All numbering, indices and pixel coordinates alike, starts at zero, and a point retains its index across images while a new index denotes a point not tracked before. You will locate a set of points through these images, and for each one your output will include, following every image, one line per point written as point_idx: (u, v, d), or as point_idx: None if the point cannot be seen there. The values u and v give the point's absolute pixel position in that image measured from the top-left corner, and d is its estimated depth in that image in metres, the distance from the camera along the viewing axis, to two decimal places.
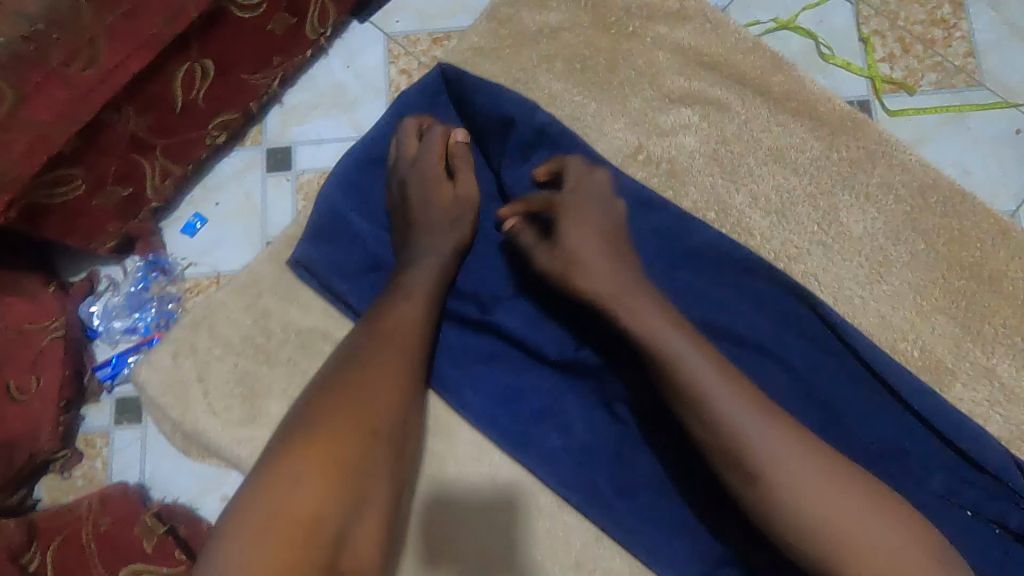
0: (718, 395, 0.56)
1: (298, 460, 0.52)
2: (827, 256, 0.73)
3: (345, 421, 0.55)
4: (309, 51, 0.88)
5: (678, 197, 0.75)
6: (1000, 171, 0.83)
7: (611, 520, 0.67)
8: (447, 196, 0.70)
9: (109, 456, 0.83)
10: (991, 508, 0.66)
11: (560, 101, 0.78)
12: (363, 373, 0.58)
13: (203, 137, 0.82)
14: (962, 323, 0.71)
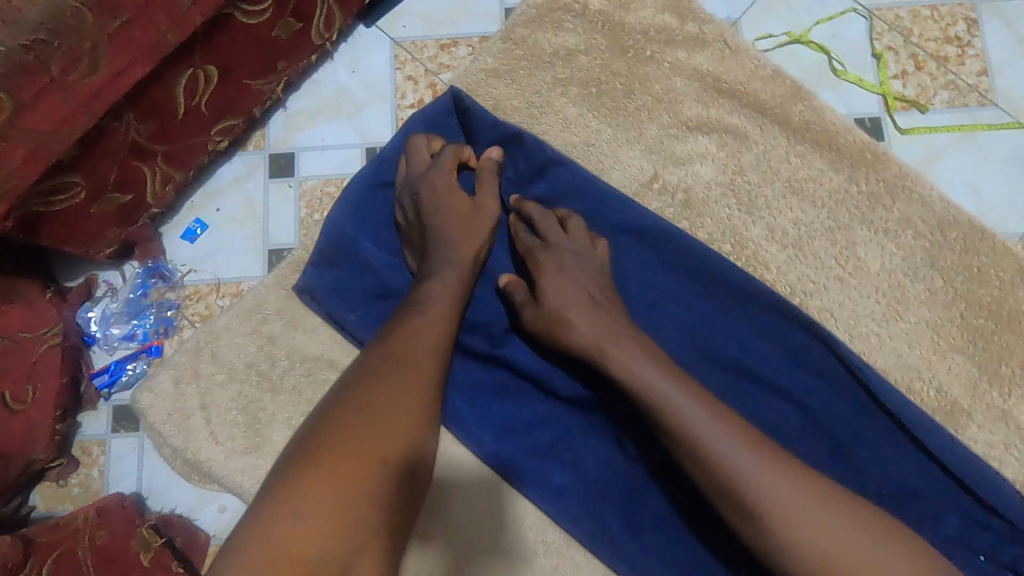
0: (693, 417, 0.56)
1: (300, 491, 0.50)
2: (843, 292, 0.72)
3: (348, 449, 0.52)
4: (314, 55, 0.85)
5: (694, 228, 0.74)
6: (1011, 194, 0.81)
7: (620, 560, 0.66)
8: (458, 218, 0.68)
9: (106, 465, 0.81)
10: (1006, 553, 0.64)
11: (574, 125, 0.76)
12: (370, 397, 0.56)
13: (205, 142, 0.80)
14: (979, 363, 0.70)
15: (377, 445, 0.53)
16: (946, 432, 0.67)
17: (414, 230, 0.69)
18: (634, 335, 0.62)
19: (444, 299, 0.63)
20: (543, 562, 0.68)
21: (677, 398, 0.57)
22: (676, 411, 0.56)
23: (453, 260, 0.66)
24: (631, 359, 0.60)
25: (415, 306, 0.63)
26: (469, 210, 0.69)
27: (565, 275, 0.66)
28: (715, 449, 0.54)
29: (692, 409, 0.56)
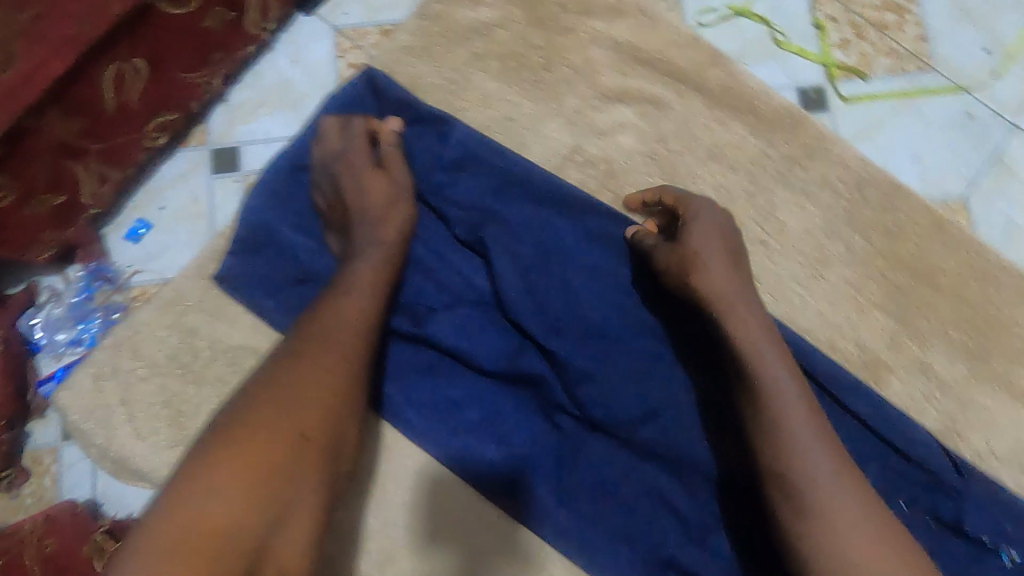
0: (786, 400, 0.57)
1: (217, 464, 0.47)
2: (766, 254, 0.72)
3: (275, 424, 0.50)
4: (255, 46, 0.82)
5: (617, 198, 0.73)
6: (950, 157, 0.82)
7: (550, 528, 0.67)
8: (379, 196, 0.67)
9: (60, 472, 0.76)
10: (924, 500, 0.66)
11: (494, 100, 0.75)
12: (303, 374, 0.54)
13: (141, 140, 0.77)
14: (898, 318, 0.71)
15: (301, 422, 0.51)
16: (866, 387, 0.68)
17: (333, 212, 0.69)
18: (746, 308, 0.62)
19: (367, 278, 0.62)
20: (474, 540, 0.67)
21: (780, 382, 0.57)
22: (774, 391, 0.57)
23: (370, 239, 0.65)
24: (751, 336, 0.60)
25: (336, 288, 0.62)
26: (387, 188, 0.68)
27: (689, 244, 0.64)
28: (791, 432, 0.55)
29: (784, 389, 0.57)
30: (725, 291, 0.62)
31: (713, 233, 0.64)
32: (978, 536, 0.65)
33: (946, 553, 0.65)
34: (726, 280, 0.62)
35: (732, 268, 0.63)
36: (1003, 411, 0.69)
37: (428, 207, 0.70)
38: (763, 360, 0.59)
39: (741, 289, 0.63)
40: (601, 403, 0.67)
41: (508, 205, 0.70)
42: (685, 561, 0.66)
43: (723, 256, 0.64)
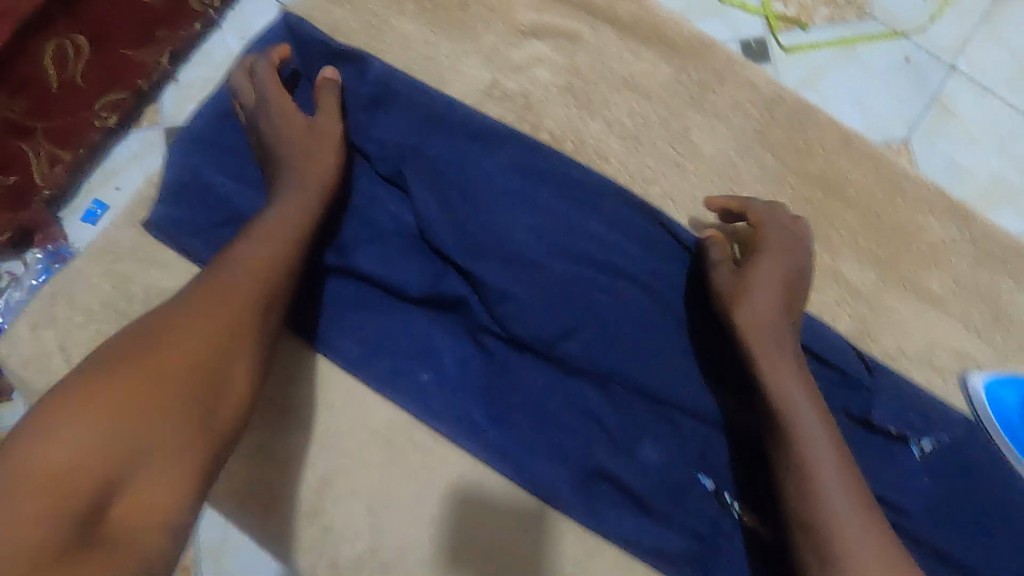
0: (818, 444, 0.58)
1: (63, 408, 0.45)
2: (682, 176, 0.75)
3: (141, 363, 0.49)
4: (201, 23, 0.87)
5: (535, 130, 0.75)
6: (890, 102, 0.93)
7: (482, 447, 0.69)
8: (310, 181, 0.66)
9: None
10: (837, 397, 0.69)
11: (413, 41, 0.77)
12: (180, 317, 0.53)
13: (89, 119, 0.83)
14: (808, 230, 0.74)
15: (166, 368, 0.50)
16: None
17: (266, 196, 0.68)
18: (785, 348, 0.63)
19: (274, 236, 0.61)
20: (411, 460, 0.70)
21: (811, 424, 0.59)
22: (807, 431, 0.59)
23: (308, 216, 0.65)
24: (785, 383, 0.61)
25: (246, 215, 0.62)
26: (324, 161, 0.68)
27: (753, 271, 0.65)
28: (819, 472, 0.57)
29: (817, 436, 0.59)
30: (773, 328, 0.63)
31: (777, 266, 0.65)
32: (884, 427, 0.68)
33: (857, 446, 0.68)
34: (779, 321, 0.63)
35: (785, 303, 0.64)
36: (911, 312, 0.72)
37: (352, 145, 0.72)
38: (797, 401, 0.60)
39: (785, 329, 0.63)
40: (523, 320, 0.69)
41: (430, 139, 0.72)
42: (614, 469, 0.68)
43: (780, 290, 0.64)
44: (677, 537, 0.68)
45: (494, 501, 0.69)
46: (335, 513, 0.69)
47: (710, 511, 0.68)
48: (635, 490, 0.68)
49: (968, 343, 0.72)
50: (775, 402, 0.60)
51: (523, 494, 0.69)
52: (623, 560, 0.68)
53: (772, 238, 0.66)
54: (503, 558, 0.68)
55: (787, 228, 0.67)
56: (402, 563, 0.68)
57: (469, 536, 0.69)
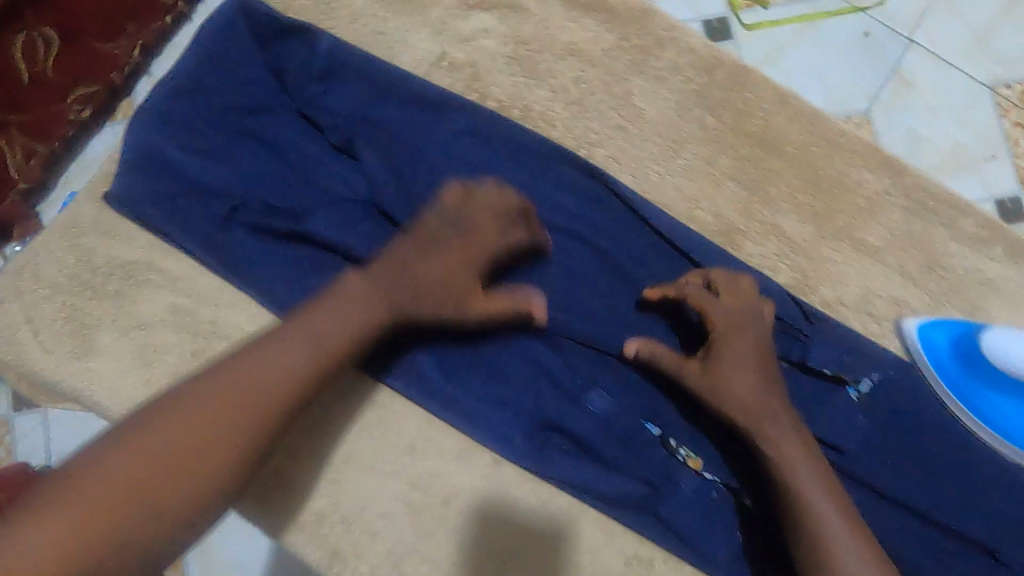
0: (825, 511, 0.62)
1: (75, 492, 0.51)
2: (626, 139, 0.77)
3: (155, 446, 0.54)
4: (171, 18, 0.96)
5: (483, 98, 0.78)
6: (849, 75, 1.01)
7: (437, 403, 0.72)
8: (450, 269, 0.65)
9: (13, 441, 0.97)
10: (778, 345, 0.72)
11: (363, 15, 0.79)
12: (207, 398, 0.56)
13: (63, 113, 0.94)
14: (748, 186, 0.77)
15: (174, 471, 0.53)
16: (719, 249, 0.74)
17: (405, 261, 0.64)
18: (790, 420, 0.66)
19: (311, 324, 0.60)
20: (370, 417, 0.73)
21: (814, 497, 0.63)
22: (811, 502, 0.63)
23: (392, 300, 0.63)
24: (789, 455, 0.65)
25: None
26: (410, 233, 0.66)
27: (724, 361, 0.67)
28: (827, 541, 0.61)
29: (820, 500, 0.63)
30: (757, 406, 0.66)
31: (742, 346, 0.67)
32: (822, 370, 0.71)
33: (796, 390, 0.71)
34: (762, 397, 0.66)
35: (765, 378, 0.67)
36: (848, 262, 0.75)
37: (304, 117, 0.75)
38: (798, 473, 0.64)
39: (772, 403, 0.66)
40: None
41: (380, 109, 0.75)
42: (563, 419, 0.71)
43: (755, 369, 0.67)
44: (626, 483, 0.70)
45: (450, 454, 0.72)
46: (294, 470, 0.71)
47: (657, 456, 0.71)
48: (586, 438, 0.71)
49: (903, 291, 0.75)
50: (780, 475, 0.64)
51: (480, 447, 0.72)
52: (575, 506, 0.71)
53: (726, 326, 0.68)
54: (459, 508, 0.71)
55: (739, 304, 0.69)
56: (362, 515, 0.71)
57: (426, 487, 0.71)
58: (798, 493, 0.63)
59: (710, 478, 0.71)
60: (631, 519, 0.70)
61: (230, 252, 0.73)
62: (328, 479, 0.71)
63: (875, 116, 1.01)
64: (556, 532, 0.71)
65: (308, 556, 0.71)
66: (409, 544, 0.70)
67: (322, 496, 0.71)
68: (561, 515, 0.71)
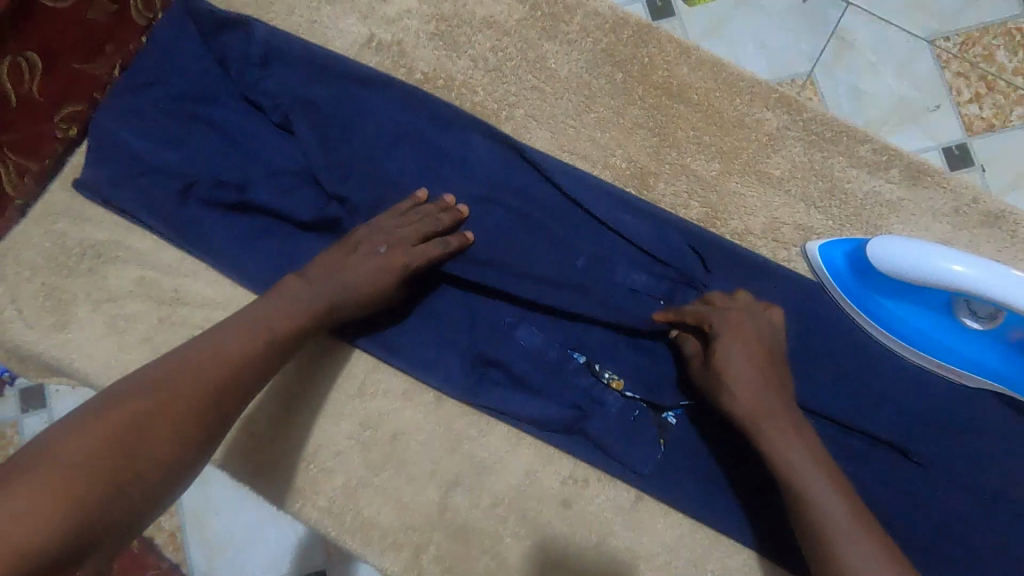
0: (830, 506, 0.61)
1: (35, 476, 0.49)
2: (542, 98, 0.84)
3: (118, 419, 0.55)
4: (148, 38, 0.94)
5: (409, 72, 0.86)
6: (789, 40, 1.04)
7: (380, 347, 0.78)
8: (373, 270, 0.72)
9: (20, 440, 1.05)
10: (676, 296, 0.78)
11: (298, 7, 0.87)
12: (166, 378, 0.59)
13: (52, 131, 0.92)
14: (657, 133, 0.83)
15: (141, 448, 0.54)
16: (619, 199, 0.80)
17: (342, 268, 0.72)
18: (794, 420, 0.67)
19: (259, 313, 0.67)
20: (319, 364, 0.79)
21: (816, 487, 0.62)
22: (814, 498, 0.62)
23: (327, 296, 0.70)
24: (787, 448, 0.65)
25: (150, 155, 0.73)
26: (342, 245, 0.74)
27: (739, 360, 0.68)
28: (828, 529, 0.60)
29: (822, 489, 0.62)
30: (769, 406, 0.66)
31: (751, 349, 0.69)
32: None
33: None
34: (764, 393, 0.67)
35: (771, 379, 0.68)
36: (754, 195, 0.81)
37: (248, 101, 0.83)
38: (799, 468, 0.63)
39: (777, 406, 0.66)
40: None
41: (314, 88, 0.83)
42: (495, 354, 0.77)
43: (761, 368, 0.68)
44: (555, 409, 0.76)
45: (395, 394, 0.78)
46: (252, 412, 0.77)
47: (584, 381, 0.76)
48: (516, 369, 0.77)
49: (808, 218, 0.81)
50: (778, 466, 0.64)
51: (424, 386, 0.78)
52: (512, 434, 0.77)
53: (735, 325, 0.70)
54: (406, 442, 0.77)
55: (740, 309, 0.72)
56: (319, 454, 0.77)
57: (375, 425, 0.78)
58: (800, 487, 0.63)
59: (632, 398, 0.76)
60: (562, 440, 0.76)
61: (187, 225, 0.80)
62: (284, 425, 0.77)
63: (819, 77, 1.03)
64: (496, 458, 0.77)
65: (272, 495, 0.77)
66: (362, 477, 0.77)
67: (282, 440, 0.77)
68: (500, 443, 0.77)
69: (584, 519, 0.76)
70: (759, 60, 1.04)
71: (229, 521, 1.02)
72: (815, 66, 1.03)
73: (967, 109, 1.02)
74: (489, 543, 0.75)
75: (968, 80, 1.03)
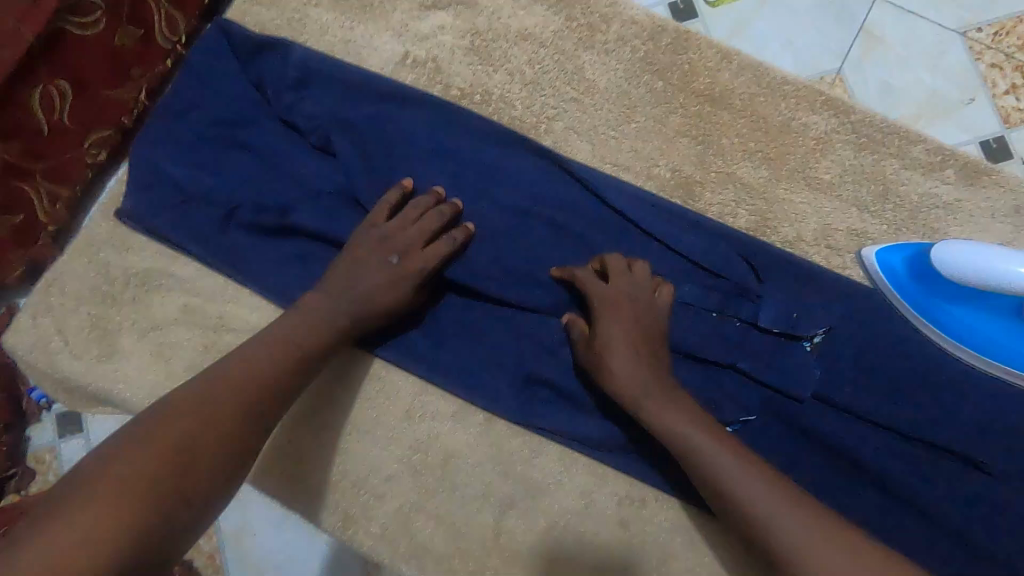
0: (723, 468, 0.62)
1: (140, 448, 0.54)
2: (581, 109, 0.83)
3: (201, 398, 0.60)
4: (169, 59, 1.00)
5: (446, 88, 0.85)
6: (818, 38, 1.02)
7: (428, 369, 0.77)
8: (392, 282, 0.72)
9: (59, 466, 1.05)
10: (732, 307, 0.76)
11: (331, 27, 0.87)
12: (240, 366, 0.63)
13: (81, 155, 0.97)
14: (701, 141, 0.81)
15: (216, 437, 0.58)
16: (671, 212, 0.79)
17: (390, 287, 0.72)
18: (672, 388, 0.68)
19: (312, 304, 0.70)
20: (368, 388, 0.78)
21: (717, 457, 0.63)
22: (706, 462, 0.63)
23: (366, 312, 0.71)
24: (669, 419, 0.66)
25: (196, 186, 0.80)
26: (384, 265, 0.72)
27: (615, 338, 0.70)
28: (746, 500, 0.60)
29: (719, 456, 0.63)
30: (647, 378, 0.68)
31: (622, 328, 0.70)
32: (771, 328, 0.75)
33: (774, 349, 0.74)
34: (635, 369, 0.68)
35: (646, 351, 0.70)
36: (804, 201, 0.79)
37: (286, 123, 0.82)
38: (685, 435, 0.65)
39: (651, 377, 0.68)
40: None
41: (351, 108, 0.82)
42: (545, 372, 0.76)
43: (636, 342, 0.70)
44: (611, 428, 0.74)
45: (444, 415, 0.77)
46: (279, 437, 0.77)
47: None
48: (569, 389, 0.75)
49: (862, 223, 0.78)
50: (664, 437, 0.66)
51: (473, 408, 0.77)
52: (565, 454, 0.76)
53: (609, 298, 0.72)
54: (457, 465, 0.76)
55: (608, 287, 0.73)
56: (370, 479, 0.76)
57: (425, 448, 0.76)
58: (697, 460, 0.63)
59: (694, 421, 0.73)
60: (619, 460, 0.74)
61: (229, 251, 0.80)
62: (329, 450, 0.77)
63: (848, 74, 1.01)
64: (549, 480, 0.75)
65: (323, 521, 0.76)
66: (414, 502, 0.75)
67: (330, 464, 0.77)
68: (553, 464, 0.75)
69: (642, 540, 0.74)
70: (788, 60, 1.01)
71: (269, 543, 1.02)
72: (845, 64, 1.01)
73: (1004, 101, 0.99)
74: (545, 567, 0.74)
75: (1008, 71, 1.00)
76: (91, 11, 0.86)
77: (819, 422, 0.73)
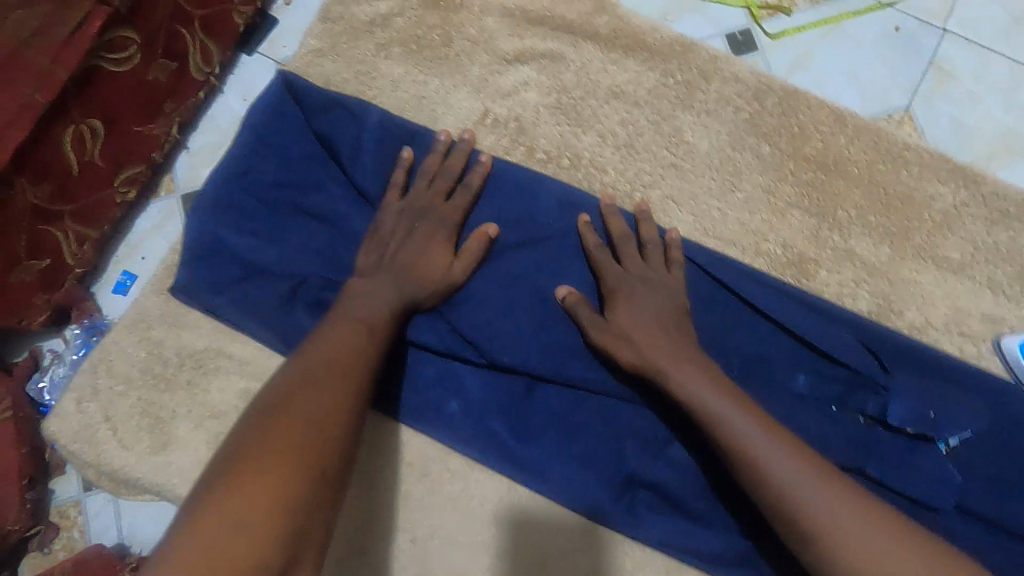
0: (764, 447, 0.57)
1: (251, 468, 0.47)
2: (681, 177, 0.75)
3: (297, 408, 0.52)
4: (203, 91, 0.89)
5: (531, 151, 0.77)
6: (886, 75, 0.84)
7: (516, 467, 0.69)
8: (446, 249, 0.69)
9: (84, 522, 0.86)
10: (854, 400, 0.68)
11: (403, 82, 0.79)
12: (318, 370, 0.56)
13: (112, 196, 0.83)
14: (814, 212, 0.74)
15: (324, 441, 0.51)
16: (789, 294, 0.71)
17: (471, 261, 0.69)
18: (698, 360, 0.64)
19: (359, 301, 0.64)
20: (449, 487, 0.71)
21: (743, 426, 0.59)
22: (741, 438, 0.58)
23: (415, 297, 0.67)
24: (694, 386, 0.62)
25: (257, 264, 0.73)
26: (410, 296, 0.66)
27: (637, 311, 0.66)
28: (775, 477, 0.56)
29: (750, 429, 0.58)
30: (669, 343, 0.64)
31: (640, 299, 0.67)
32: (903, 427, 0.66)
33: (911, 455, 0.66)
34: (680, 369, 0.63)
35: (664, 325, 0.66)
36: (930, 281, 0.72)
37: (356, 189, 0.75)
38: (710, 405, 0.60)
39: (669, 343, 0.65)
40: (511, 344, 0.70)
41: None
42: (649, 476, 0.68)
43: (658, 314, 0.66)
44: (720, 540, 0.67)
45: (535, 519, 0.70)
46: (343, 534, 0.69)
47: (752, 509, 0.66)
48: (674, 494, 0.68)
49: (994, 307, 0.71)
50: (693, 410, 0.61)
51: (566, 511, 0.70)
52: (670, 564, 0.69)
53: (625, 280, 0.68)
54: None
55: (648, 276, 0.69)
56: None
57: (515, 556, 0.69)
58: (706, 414, 0.60)
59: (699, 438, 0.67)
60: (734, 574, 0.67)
61: (294, 331, 0.72)
62: (394, 532, 0.70)
63: (919, 113, 0.84)
64: None
65: None
66: None
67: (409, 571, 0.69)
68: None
69: None
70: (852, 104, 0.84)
71: None
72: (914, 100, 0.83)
73: None
74: None
75: None
76: (125, 46, 0.75)
77: (960, 535, 0.66)
